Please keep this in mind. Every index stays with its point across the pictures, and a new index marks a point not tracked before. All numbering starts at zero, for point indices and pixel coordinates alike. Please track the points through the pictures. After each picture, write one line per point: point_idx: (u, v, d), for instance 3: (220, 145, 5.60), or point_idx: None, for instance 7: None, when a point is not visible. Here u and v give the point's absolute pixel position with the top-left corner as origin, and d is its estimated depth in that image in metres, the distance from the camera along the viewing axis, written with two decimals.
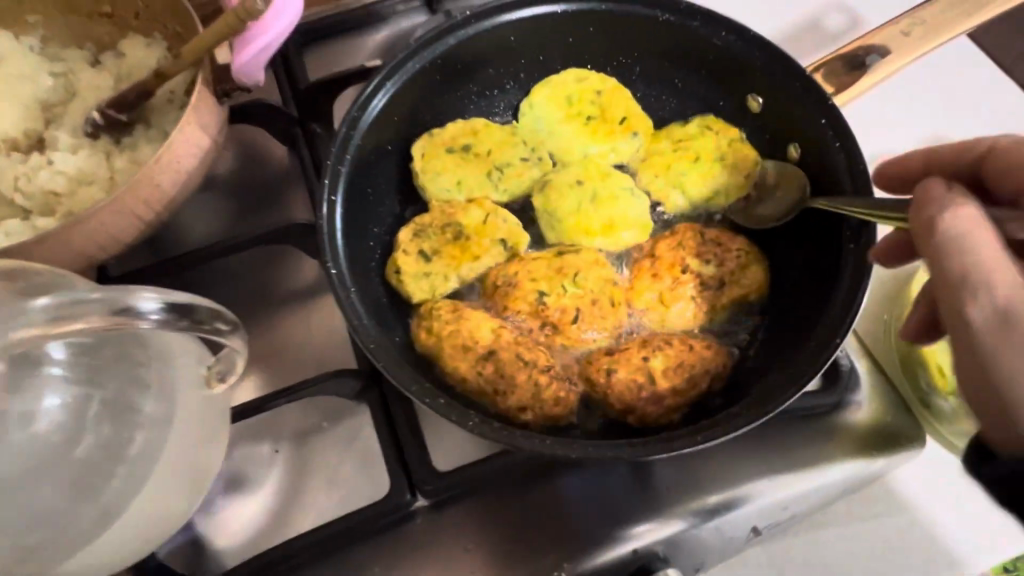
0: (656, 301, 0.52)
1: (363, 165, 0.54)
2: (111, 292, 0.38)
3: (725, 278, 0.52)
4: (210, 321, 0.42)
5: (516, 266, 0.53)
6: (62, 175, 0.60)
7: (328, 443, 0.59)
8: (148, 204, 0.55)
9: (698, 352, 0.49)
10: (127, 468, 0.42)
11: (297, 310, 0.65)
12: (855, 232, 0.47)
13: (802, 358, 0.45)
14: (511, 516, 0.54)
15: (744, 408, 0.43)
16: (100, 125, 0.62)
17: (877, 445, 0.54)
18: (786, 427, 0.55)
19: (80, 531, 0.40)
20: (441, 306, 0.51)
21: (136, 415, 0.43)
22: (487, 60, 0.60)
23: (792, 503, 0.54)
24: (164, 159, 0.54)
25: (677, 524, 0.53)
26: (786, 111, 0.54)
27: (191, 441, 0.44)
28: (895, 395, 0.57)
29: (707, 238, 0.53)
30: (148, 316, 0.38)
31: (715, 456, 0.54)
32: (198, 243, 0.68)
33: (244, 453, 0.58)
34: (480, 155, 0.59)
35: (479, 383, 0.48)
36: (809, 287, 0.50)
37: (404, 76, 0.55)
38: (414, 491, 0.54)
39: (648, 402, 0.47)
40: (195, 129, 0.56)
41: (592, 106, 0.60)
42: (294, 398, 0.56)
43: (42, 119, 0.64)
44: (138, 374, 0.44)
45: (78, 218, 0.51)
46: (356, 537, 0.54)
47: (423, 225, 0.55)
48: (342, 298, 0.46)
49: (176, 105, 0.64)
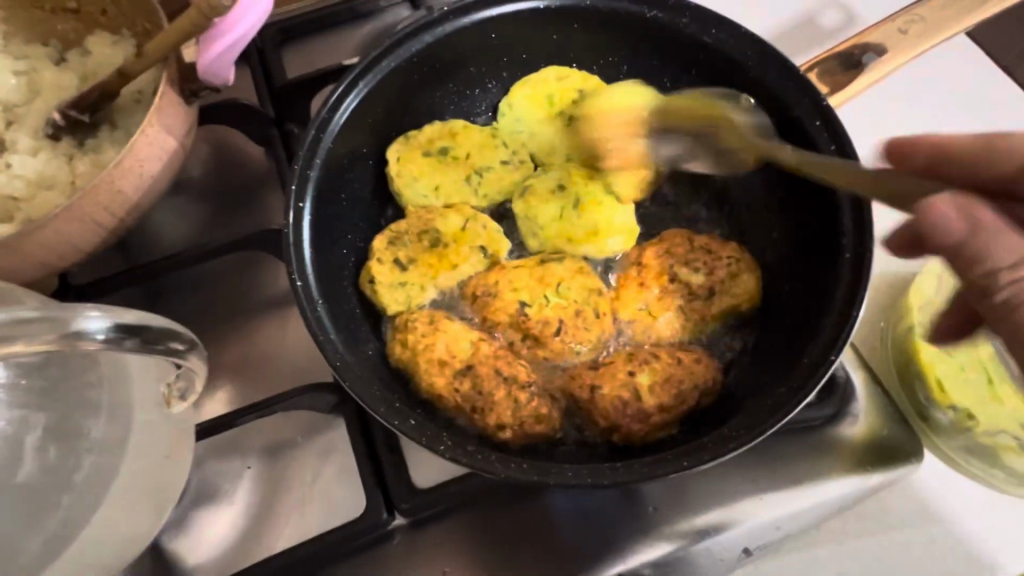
0: (643, 312, 0.50)
1: (335, 169, 0.51)
2: (53, 313, 0.35)
3: (715, 287, 0.49)
4: (164, 340, 0.39)
5: (496, 275, 0.51)
6: (21, 179, 0.57)
7: (302, 459, 0.56)
8: (109, 210, 0.52)
9: (687, 366, 0.46)
10: (74, 496, 0.39)
11: (272, 318, 0.62)
12: (853, 237, 0.44)
13: (795, 374, 0.42)
14: (494, 536, 0.52)
15: (734, 428, 0.41)
16: (61, 126, 0.59)
17: (873, 461, 0.52)
18: (780, 441, 0.53)
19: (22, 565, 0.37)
20: (417, 317, 0.49)
21: (85, 439, 0.40)
22: (467, 58, 0.57)
23: (786, 522, 0.51)
24: (125, 163, 0.51)
25: (665, 545, 0.51)
26: (777, 113, 0.51)
27: (149, 464, 0.42)
28: (891, 407, 0.55)
29: (695, 246, 0.51)
30: (95, 338, 0.36)
31: (706, 472, 0.52)
32: (168, 248, 0.66)
33: (214, 470, 0.56)
34: (458, 159, 0.56)
35: (456, 400, 0.45)
36: (803, 296, 0.48)
37: (378, 76, 0.52)
38: (391, 510, 0.52)
39: (634, 419, 0.45)
40: (158, 130, 0.53)
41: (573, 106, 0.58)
42: (265, 413, 0.53)
43: (2, 121, 0.61)
44: (90, 395, 0.41)
45: (33, 226, 0.48)
46: (330, 558, 0.51)
47: (399, 232, 0.53)
48: (309, 312, 0.43)
49: (142, 106, 0.61)
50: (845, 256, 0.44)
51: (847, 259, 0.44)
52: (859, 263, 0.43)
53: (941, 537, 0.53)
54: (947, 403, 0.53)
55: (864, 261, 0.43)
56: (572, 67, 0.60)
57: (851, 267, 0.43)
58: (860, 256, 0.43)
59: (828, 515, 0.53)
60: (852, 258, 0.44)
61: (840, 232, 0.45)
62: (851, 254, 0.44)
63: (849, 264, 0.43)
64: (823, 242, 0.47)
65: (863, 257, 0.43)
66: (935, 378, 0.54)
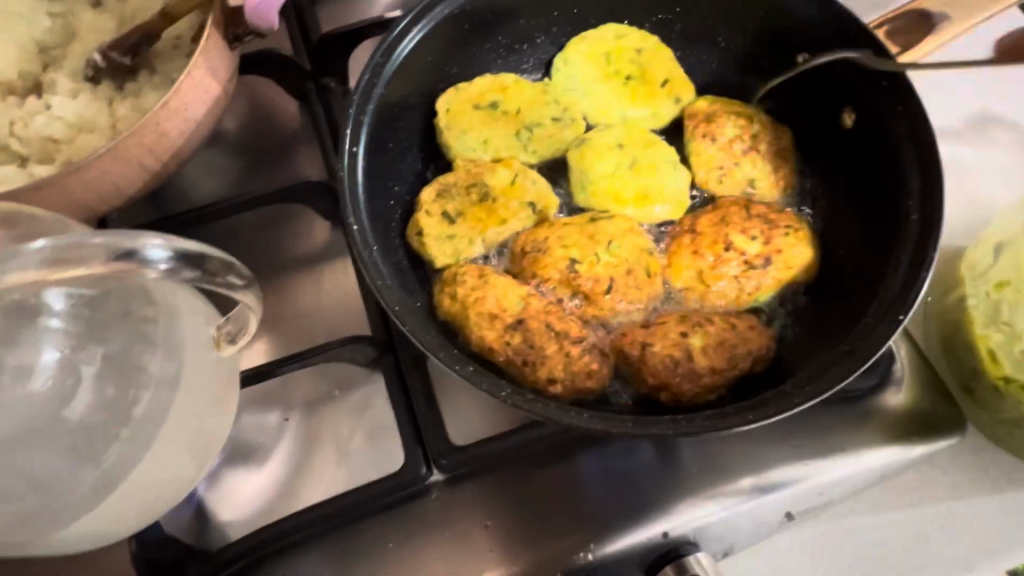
0: (695, 280, 0.49)
1: (384, 117, 0.50)
2: (114, 236, 0.34)
3: (771, 256, 0.48)
4: (222, 274, 0.39)
5: (546, 232, 0.50)
6: (60, 122, 0.55)
7: (339, 413, 0.56)
8: (154, 152, 0.51)
9: (741, 332, 0.46)
10: (130, 430, 0.39)
11: (309, 271, 0.61)
12: (920, 198, 0.43)
13: (856, 334, 0.42)
14: (531, 495, 0.52)
15: (793, 386, 0.41)
16: (101, 68, 0.58)
17: (916, 432, 0.52)
18: (821, 407, 0.53)
19: (76, 499, 0.37)
20: (466, 270, 0.48)
21: (141, 373, 0.40)
22: (518, 10, 0.56)
23: (828, 489, 0.51)
24: (171, 105, 0.50)
25: (706, 507, 0.50)
26: (839, 79, 0.50)
27: (200, 407, 0.41)
28: (935, 379, 0.54)
29: (753, 216, 0.50)
30: (156, 265, 0.35)
31: (744, 438, 0.52)
32: (203, 200, 0.65)
33: (250, 421, 0.56)
34: (508, 114, 0.55)
35: (507, 354, 0.45)
36: (861, 261, 0.47)
37: (432, 22, 0.51)
38: (430, 465, 0.51)
39: (684, 379, 0.44)
40: (203, 72, 0.52)
41: (631, 64, 0.57)
42: (305, 363, 0.53)
43: (38, 62, 0.60)
44: (146, 329, 0.41)
45: (75, 165, 0.47)
46: (366, 513, 0.51)
47: (447, 184, 0.52)
48: (364, 255, 0.43)
49: (183, 52, 0.60)
50: (911, 219, 0.43)
51: (914, 223, 0.43)
52: (926, 226, 0.42)
53: (979, 510, 0.53)
54: (995, 374, 0.51)
55: (932, 223, 0.42)
56: (624, 24, 0.59)
57: (917, 230, 0.43)
58: (929, 219, 0.42)
59: (869, 483, 0.53)
60: (918, 222, 0.43)
61: (906, 195, 0.44)
62: (918, 216, 0.43)
63: (916, 227, 0.43)
64: (885, 208, 0.46)
65: (931, 219, 0.42)
66: (985, 349, 0.52)
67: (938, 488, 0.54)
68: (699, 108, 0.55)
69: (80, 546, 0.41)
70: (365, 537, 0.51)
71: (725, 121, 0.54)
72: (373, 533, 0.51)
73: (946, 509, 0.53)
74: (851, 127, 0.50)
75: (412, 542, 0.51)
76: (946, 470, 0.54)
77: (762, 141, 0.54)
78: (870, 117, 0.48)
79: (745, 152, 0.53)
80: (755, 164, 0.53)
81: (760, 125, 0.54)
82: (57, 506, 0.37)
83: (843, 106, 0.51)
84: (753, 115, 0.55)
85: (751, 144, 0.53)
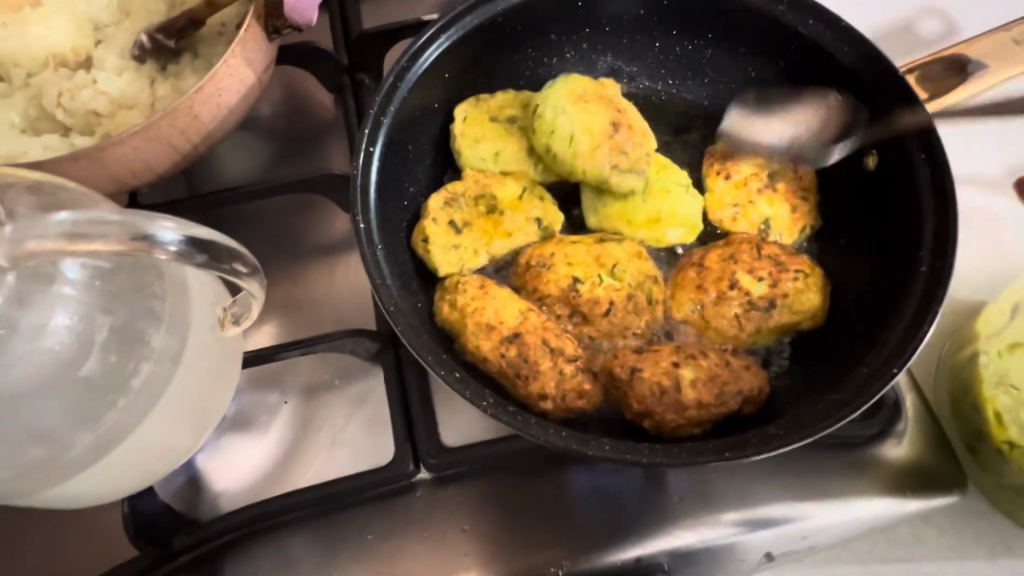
0: (696, 312, 0.49)
1: (406, 120, 0.51)
2: (131, 216, 0.36)
3: (777, 299, 0.47)
4: (230, 261, 0.40)
5: (553, 248, 0.50)
6: (104, 96, 0.58)
7: (335, 402, 0.57)
8: (185, 133, 0.53)
9: (734, 370, 0.45)
10: (128, 400, 0.40)
11: (324, 261, 0.63)
12: (933, 250, 0.43)
13: (852, 382, 0.41)
14: (512, 505, 0.52)
15: (779, 427, 0.40)
16: (148, 49, 0.61)
17: (911, 486, 0.51)
18: (815, 450, 0.52)
19: (74, 458, 0.39)
20: (468, 281, 0.49)
21: (145, 347, 0.41)
22: (549, 24, 0.56)
23: (814, 533, 0.51)
24: (205, 90, 0.52)
25: (687, 536, 0.50)
26: (867, 120, 0.50)
27: (195, 384, 0.43)
28: (937, 432, 0.53)
29: (762, 254, 0.49)
30: (166, 246, 0.37)
31: (731, 470, 0.52)
32: (231, 182, 0.67)
33: (251, 400, 0.57)
34: (524, 130, 0.55)
35: (501, 365, 0.45)
36: (870, 309, 0.46)
37: (461, 31, 0.52)
38: (416, 463, 0.52)
39: (668, 409, 0.44)
40: (239, 62, 0.54)
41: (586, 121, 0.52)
42: (307, 351, 0.54)
43: (91, 39, 0.63)
44: (153, 305, 0.42)
45: (111, 140, 0.49)
46: (349, 502, 0.52)
47: (455, 193, 0.52)
48: (368, 253, 0.44)
49: (225, 39, 0.63)
50: (921, 270, 0.43)
51: (924, 273, 0.42)
52: (936, 278, 0.42)
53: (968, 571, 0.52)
54: (1001, 439, 0.50)
55: (942, 276, 0.42)
56: (654, 47, 0.59)
57: (926, 281, 0.42)
58: (938, 271, 0.42)
59: (857, 533, 0.52)
60: (928, 273, 0.42)
61: (919, 245, 0.44)
62: (928, 267, 0.42)
63: (925, 278, 0.42)
64: (898, 257, 0.46)
65: (941, 272, 0.42)
66: (993, 412, 0.50)
67: (926, 544, 0.53)
68: (716, 149, 0.56)
69: (69, 500, 0.43)
70: (348, 525, 0.52)
71: (737, 161, 0.53)
72: (356, 523, 0.52)
73: (932, 567, 0.52)
74: (873, 169, 0.49)
75: (391, 536, 0.51)
76: (938, 527, 0.53)
77: (783, 184, 0.52)
78: (890, 162, 0.48)
79: (760, 190, 0.53)
80: (771, 204, 0.52)
81: (780, 165, 0.53)
82: (51, 464, 0.39)
83: (867, 150, 0.50)
84: (774, 153, 0.54)
85: (770, 186, 0.52)
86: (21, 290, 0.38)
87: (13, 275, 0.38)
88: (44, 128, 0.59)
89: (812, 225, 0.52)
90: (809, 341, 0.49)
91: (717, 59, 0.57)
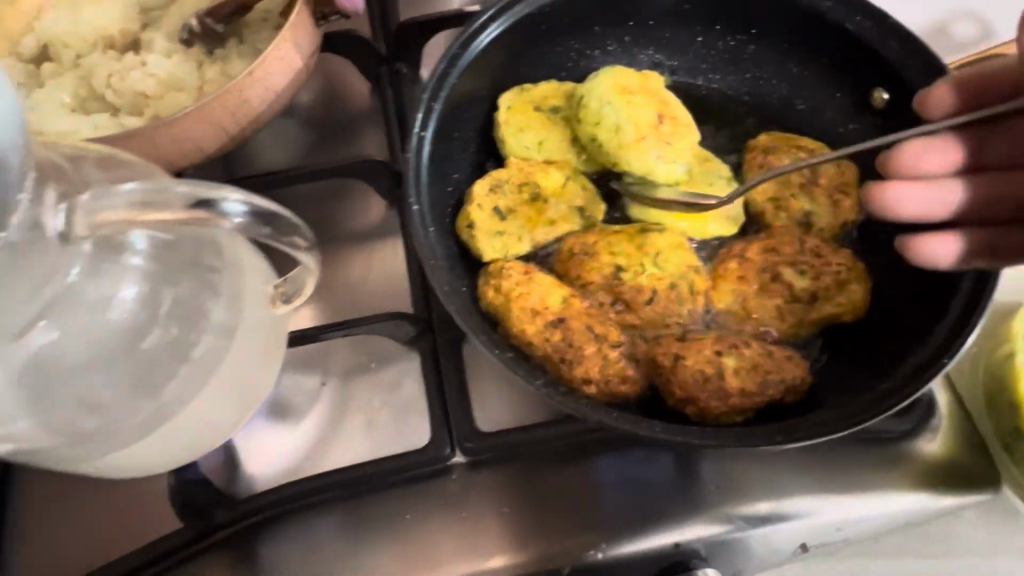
0: (737, 304, 0.49)
1: (454, 107, 0.52)
2: (197, 186, 0.37)
3: (819, 292, 0.48)
4: (289, 235, 0.41)
5: (595, 236, 0.51)
6: (153, 78, 0.59)
7: (372, 385, 0.58)
8: (235, 116, 0.54)
9: (778, 361, 0.46)
10: (189, 369, 0.41)
11: (361, 247, 0.64)
12: (980, 250, 0.44)
13: (900, 372, 0.42)
14: (547, 491, 0.52)
15: (828, 415, 0.41)
16: (196, 32, 0.62)
17: (945, 482, 0.51)
18: (852, 444, 0.52)
19: (132, 426, 0.40)
20: (513, 266, 0.49)
21: (206, 318, 0.42)
22: (593, 16, 0.57)
23: (849, 526, 0.51)
24: (255, 74, 0.53)
25: (723, 525, 0.51)
26: (913, 119, 0.51)
27: (248, 359, 0.43)
28: (972, 429, 0.53)
29: (805, 248, 0.50)
30: (232, 218, 0.38)
31: (768, 462, 0.52)
32: (269, 167, 0.68)
33: (290, 381, 0.58)
34: (567, 120, 0.56)
35: (546, 349, 0.46)
36: (913, 307, 0.47)
37: (511, 19, 0.53)
38: (453, 447, 0.53)
39: (712, 396, 0.44)
40: (289, 47, 0.55)
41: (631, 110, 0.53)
42: (349, 333, 0.55)
43: (139, 23, 0.64)
44: (212, 278, 0.42)
45: (164, 120, 0.50)
46: (382, 484, 0.52)
47: (499, 180, 0.53)
48: (420, 234, 0.45)
49: (270, 25, 0.64)
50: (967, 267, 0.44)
51: (970, 271, 0.44)
52: (983, 276, 0.43)
53: None
54: None
55: (987, 275, 0.43)
56: (696, 42, 0.59)
57: (974, 279, 0.43)
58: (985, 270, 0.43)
59: (892, 527, 0.53)
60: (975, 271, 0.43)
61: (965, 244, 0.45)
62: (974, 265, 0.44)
63: (972, 275, 0.43)
64: None
65: (988, 272, 0.43)
66: None
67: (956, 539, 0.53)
68: (757, 142, 0.55)
69: (124, 469, 0.44)
70: (385, 505, 0.52)
71: (778, 155, 0.54)
72: (393, 503, 0.53)
73: None
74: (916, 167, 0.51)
75: (429, 517, 0.52)
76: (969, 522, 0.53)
77: (827, 180, 0.53)
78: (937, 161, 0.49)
79: (802, 185, 0.53)
80: (813, 198, 0.52)
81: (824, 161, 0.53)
82: (106, 432, 0.40)
83: None
84: (817, 148, 0.54)
85: (813, 181, 0.53)
86: (94, 261, 0.39)
87: (88, 245, 0.39)
88: (92, 109, 0.60)
89: (855, 220, 0.53)
90: (850, 333, 0.50)
91: (759, 55, 0.58)
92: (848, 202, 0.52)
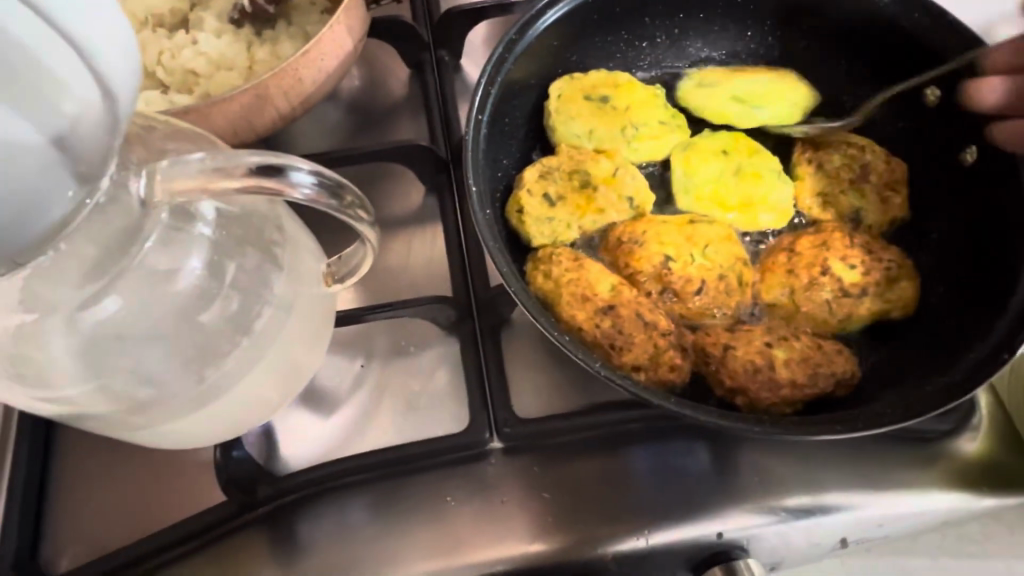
0: (785, 296, 0.49)
1: (507, 92, 0.53)
2: (270, 157, 0.37)
3: (868, 287, 0.48)
4: (353, 209, 0.41)
5: (644, 226, 0.51)
6: (204, 57, 0.60)
7: (410, 369, 0.58)
8: (287, 95, 0.54)
9: (828, 354, 0.46)
10: (250, 341, 0.41)
11: (400, 232, 0.64)
12: None
13: (959, 366, 0.43)
14: (587, 480, 0.52)
15: (886, 406, 0.41)
16: (247, 13, 0.64)
17: (986, 481, 0.51)
18: (893, 442, 0.52)
19: (189, 397, 0.40)
20: (562, 252, 0.50)
21: (267, 291, 0.42)
22: (644, 7, 0.58)
23: (890, 522, 0.52)
24: (311, 53, 0.53)
25: (767, 516, 0.51)
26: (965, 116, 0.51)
27: (300, 335, 0.44)
28: (1012, 430, 0.53)
29: (856, 243, 0.50)
30: (302, 189, 0.38)
31: (810, 458, 0.52)
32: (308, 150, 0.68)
33: (330, 360, 0.58)
34: (618, 109, 0.56)
35: (596, 335, 0.46)
36: (966, 302, 0.47)
37: (566, 8, 0.54)
38: (492, 431, 0.52)
39: (763, 386, 0.44)
40: (342, 28, 0.55)
41: None
42: (391, 314, 0.55)
43: (188, 2, 0.64)
44: (275, 253, 0.43)
45: (220, 97, 0.50)
46: (426, 465, 0.52)
47: (550, 167, 0.53)
48: (479, 215, 0.46)
49: (319, 8, 0.64)
50: None
51: None
52: None
53: None
54: None
55: None
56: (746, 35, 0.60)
57: None
58: None
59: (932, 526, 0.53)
60: None
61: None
62: None
63: None
64: (998, 249, 0.47)
65: None
66: None
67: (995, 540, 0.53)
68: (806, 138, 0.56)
69: (177, 438, 0.44)
70: (425, 489, 0.52)
71: (827, 151, 0.54)
72: (433, 486, 0.52)
73: None
74: (971, 163, 0.51)
75: (470, 502, 0.52)
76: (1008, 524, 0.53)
77: (878, 176, 0.53)
78: (991, 158, 0.49)
79: (851, 181, 0.53)
80: (862, 195, 0.52)
81: (873, 157, 0.53)
82: (164, 402, 0.40)
83: (967, 143, 0.51)
84: (868, 144, 0.54)
85: (863, 177, 0.53)
86: (169, 230, 0.40)
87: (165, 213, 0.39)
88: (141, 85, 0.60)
89: (903, 217, 0.53)
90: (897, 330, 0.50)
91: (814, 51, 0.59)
92: (897, 198, 0.52)
